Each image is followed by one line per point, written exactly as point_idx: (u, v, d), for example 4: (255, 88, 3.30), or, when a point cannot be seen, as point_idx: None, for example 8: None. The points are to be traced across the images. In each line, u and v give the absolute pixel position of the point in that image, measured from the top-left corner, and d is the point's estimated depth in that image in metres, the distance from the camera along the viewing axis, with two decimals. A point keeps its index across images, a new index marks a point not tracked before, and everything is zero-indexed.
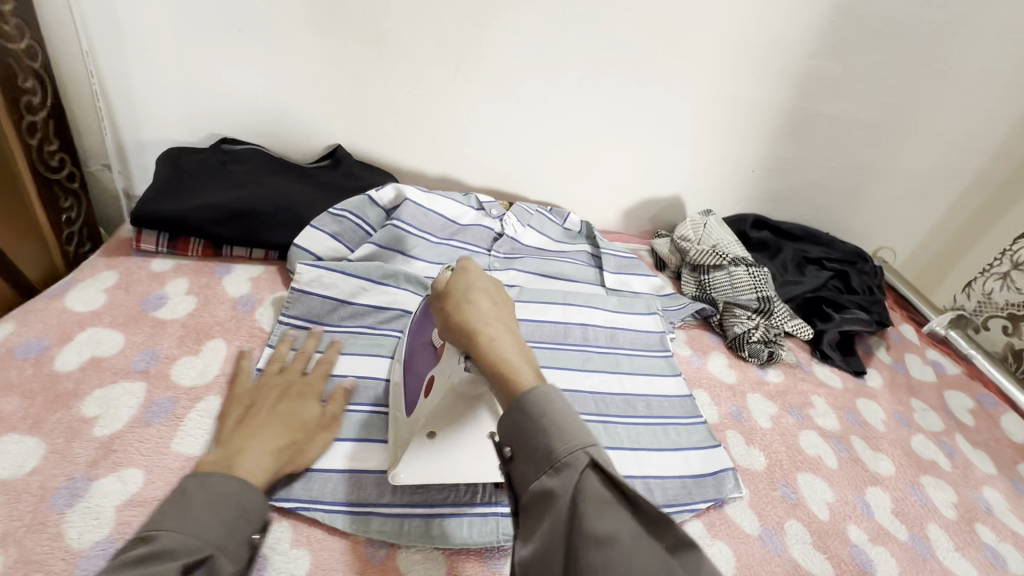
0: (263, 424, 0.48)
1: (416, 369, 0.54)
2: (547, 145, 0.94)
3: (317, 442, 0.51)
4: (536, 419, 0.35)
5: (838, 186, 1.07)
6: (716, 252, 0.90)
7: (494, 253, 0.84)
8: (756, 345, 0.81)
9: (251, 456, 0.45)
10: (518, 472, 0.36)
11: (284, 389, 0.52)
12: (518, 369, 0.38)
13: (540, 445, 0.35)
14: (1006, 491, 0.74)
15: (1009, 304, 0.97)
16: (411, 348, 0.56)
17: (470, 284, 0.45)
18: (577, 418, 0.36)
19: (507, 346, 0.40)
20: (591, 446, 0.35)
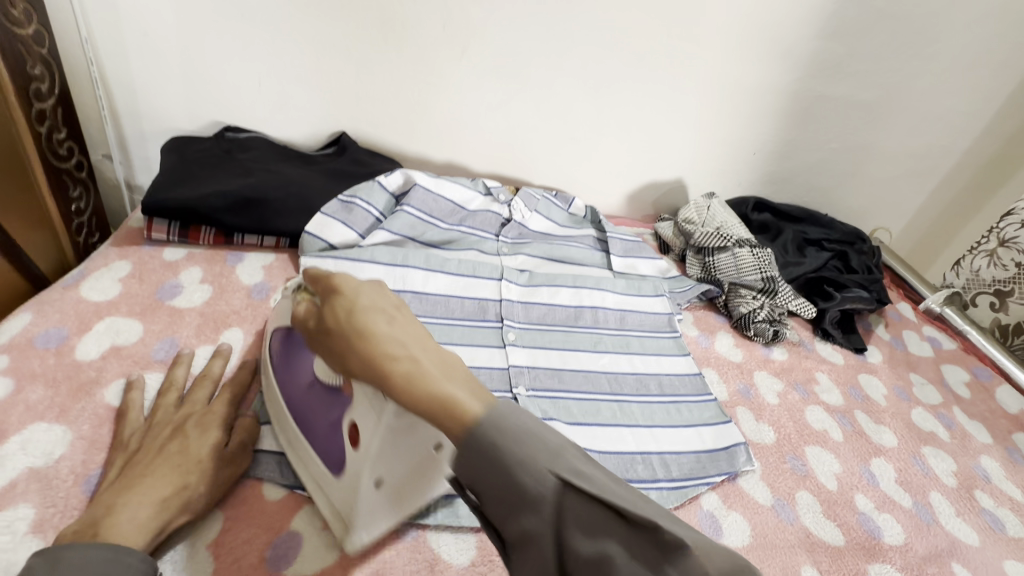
0: (147, 472, 0.43)
1: (315, 417, 0.48)
2: (553, 129, 0.94)
3: (216, 482, 0.45)
4: (498, 455, 0.33)
5: (839, 167, 1.08)
6: (720, 234, 0.91)
7: (502, 238, 0.85)
8: (762, 324, 0.83)
9: (125, 513, 0.40)
10: (492, 512, 0.34)
11: (178, 425, 0.47)
12: (454, 399, 0.34)
13: (506, 484, 0.32)
14: (1003, 459, 0.77)
15: (996, 280, 0.99)
16: (292, 399, 0.50)
17: (352, 308, 0.38)
18: (538, 428, 0.34)
19: (428, 370, 0.35)
20: (557, 465, 0.33)
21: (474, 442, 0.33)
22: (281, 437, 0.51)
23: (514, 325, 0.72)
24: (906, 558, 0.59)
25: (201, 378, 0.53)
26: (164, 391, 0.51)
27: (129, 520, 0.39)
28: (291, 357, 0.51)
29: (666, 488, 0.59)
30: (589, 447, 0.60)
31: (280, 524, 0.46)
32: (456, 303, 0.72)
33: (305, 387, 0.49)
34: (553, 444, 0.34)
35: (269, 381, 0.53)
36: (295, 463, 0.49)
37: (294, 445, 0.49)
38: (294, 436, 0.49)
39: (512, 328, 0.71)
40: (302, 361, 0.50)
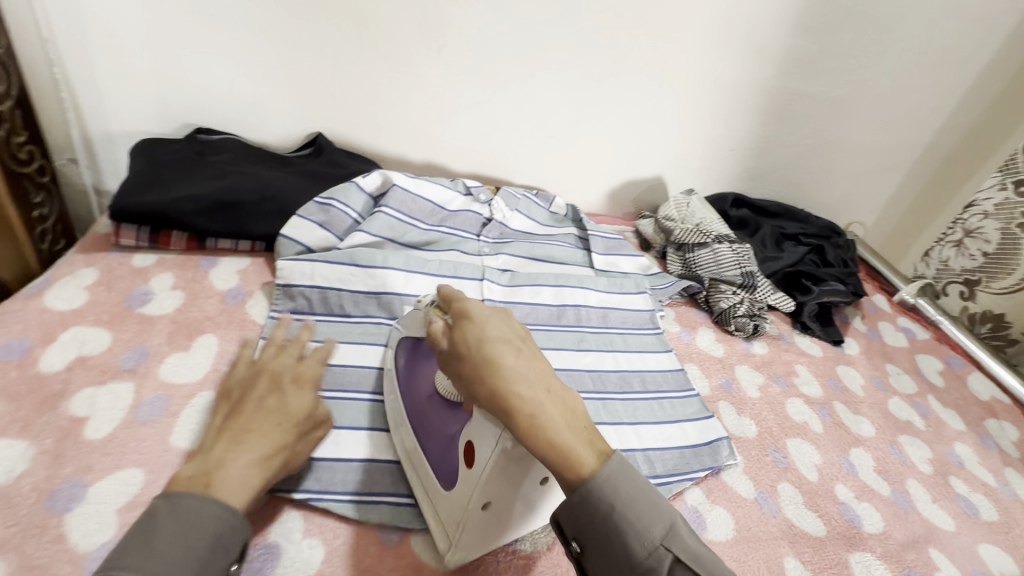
0: (250, 425, 0.44)
1: (432, 428, 0.51)
2: (532, 128, 0.93)
3: (306, 437, 0.47)
4: (615, 517, 0.36)
5: (814, 163, 1.10)
6: (700, 231, 0.92)
7: (483, 238, 0.84)
8: (742, 319, 0.84)
9: (235, 465, 0.40)
10: (597, 565, 0.38)
11: (274, 381, 0.48)
12: (575, 451, 0.38)
13: (617, 546, 0.36)
14: (976, 446, 0.79)
15: (965, 270, 1.02)
16: (412, 409, 0.53)
17: (487, 342, 0.41)
18: (654, 499, 0.37)
19: (554, 414, 0.39)
20: (670, 539, 0.36)
21: (594, 503, 0.37)
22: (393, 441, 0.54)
23: None
24: (885, 546, 0.60)
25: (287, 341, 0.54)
26: (257, 350, 0.53)
27: (241, 471, 0.40)
28: (412, 367, 0.55)
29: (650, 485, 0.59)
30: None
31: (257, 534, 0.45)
32: None
33: (426, 398, 0.53)
34: (667, 518, 0.37)
35: (387, 387, 0.57)
36: (405, 471, 0.52)
37: (406, 452, 0.52)
38: (406, 443, 0.52)
39: None
40: (424, 372, 0.54)
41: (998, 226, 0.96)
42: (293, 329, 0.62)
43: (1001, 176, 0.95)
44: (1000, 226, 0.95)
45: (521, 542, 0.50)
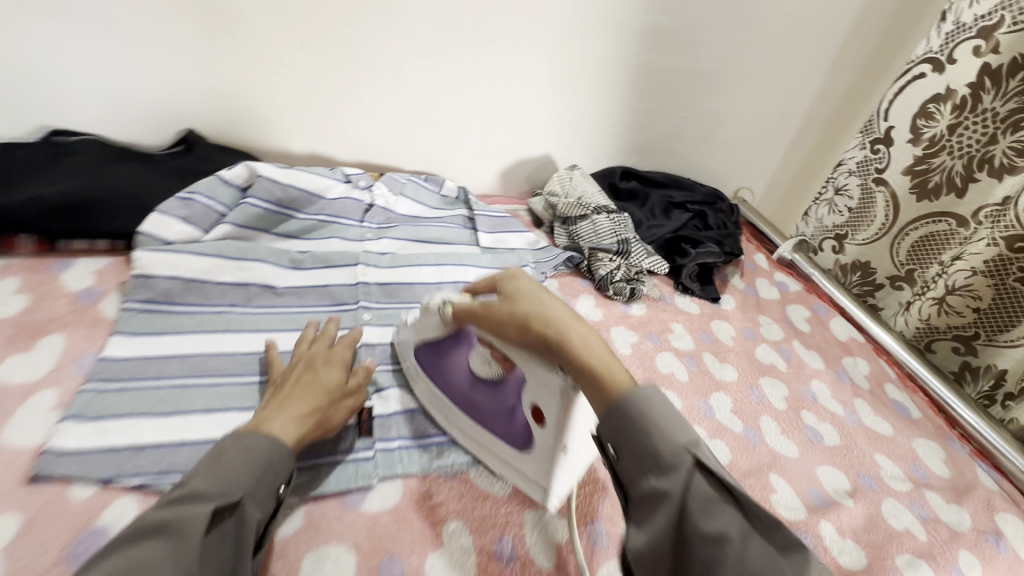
0: (291, 394, 0.50)
1: (488, 405, 0.55)
2: (413, 114, 0.95)
3: (340, 406, 0.53)
4: (645, 424, 0.42)
5: (694, 134, 1.16)
6: (580, 203, 0.96)
7: (367, 224, 0.86)
8: (619, 284, 0.89)
9: (278, 420, 0.47)
10: (628, 470, 0.43)
11: (312, 360, 0.55)
12: (613, 369, 0.44)
13: (645, 447, 0.41)
14: (831, 381, 0.86)
15: (835, 226, 1.08)
16: (458, 396, 0.57)
17: (530, 290, 0.49)
18: (684, 421, 0.42)
19: (593, 341, 0.45)
20: (695, 450, 0.40)
21: (630, 409, 0.42)
22: (458, 435, 0.58)
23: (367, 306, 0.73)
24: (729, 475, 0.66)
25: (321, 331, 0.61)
26: (300, 342, 0.59)
27: (283, 424, 0.47)
28: (439, 362, 0.59)
29: None
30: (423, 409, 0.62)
31: (83, 520, 0.45)
32: (310, 293, 0.72)
33: (465, 380, 0.56)
34: (692, 435, 0.42)
35: (428, 391, 0.61)
36: (487, 455, 0.57)
37: (477, 436, 0.57)
38: (476, 431, 0.57)
39: (368, 309, 0.73)
40: (452, 359, 0.58)
41: (858, 182, 1.01)
42: (151, 322, 0.61)
43: (863, 136, 0.99)
44: (860, 183, 1.01)
45: None
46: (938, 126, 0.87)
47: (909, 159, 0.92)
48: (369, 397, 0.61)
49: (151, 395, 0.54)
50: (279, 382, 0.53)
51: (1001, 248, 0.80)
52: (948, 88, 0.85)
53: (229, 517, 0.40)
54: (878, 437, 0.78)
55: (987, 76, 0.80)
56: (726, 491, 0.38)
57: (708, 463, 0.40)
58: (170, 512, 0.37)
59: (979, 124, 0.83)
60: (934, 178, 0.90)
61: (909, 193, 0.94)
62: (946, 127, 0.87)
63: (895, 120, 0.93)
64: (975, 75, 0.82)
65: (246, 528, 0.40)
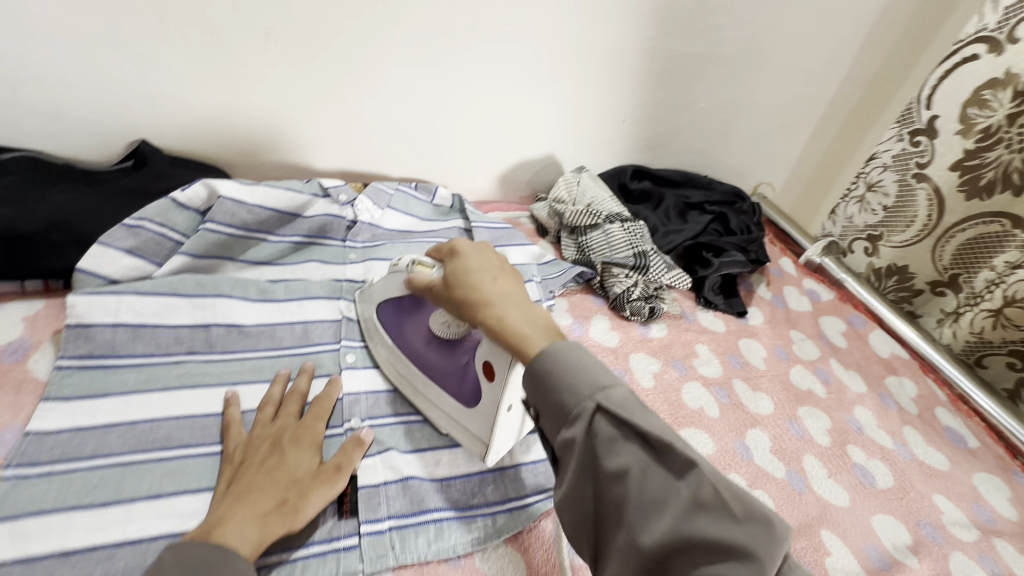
0: (252, 485, 0.44)
1: (442, 365, 0.57)
2: (399, 115, 0.84)
3: (315, 496, 0.45)
4: (553, 377, 0.41)
5: (711, 127, 1.05)
6: (590, 211, 0.85)
7: (351, 243, 0.76)
8: (637, 303, 0.79)
9: (233, 522, 0.41)
10: (547, 426, 0.42)
11: (277, 440, 0.49)
12: (529, 339, 0.45)
13: (555, 400, 0.40)
14: (876, 408, 0.77)
15: (868, 226, 0.98)
16: (412, 354, 0.58)
17: (469, 267, 0.50)
18: (595, 364, 0.41)
19: (513, 317, 0.46)
20: (598, 394, 0.39)
21: (541, 368, 0.42)
22: (405, 391, 0.60)
23: (351, 347, 0.63)
24: None
25: (290, 394, 0.54)
26: (264, 405, 0.53)
27: (239, 528, 0.40)
28: (399, 321, 0.60)
29: (515, 508, 0.52)
30: (419, 473, 0.53)
31: None
32: (284, 331, 0.62)
33: (424, 340, 0.58)
34: (601, 381, 0.41)
35: (382, 348, 0.62)
36: (427, 410, 0.58)
37: (427, 392, 0.58)
38: (421, 385, 0.58)
39: (352, 350, 0.63)
40: (416, 321, 0.59)
41: (894, 178, 0.91)
42: (90, 383, 0.51)
43: (898, 128, 0.89)
44: (896, 178, 0.91)
45: None
46: (994, 115, 0.76)
47: (958, 153, 0.82)
48: None
49: (84, 481, 0.45)
50: (236, 468, 0.46)
51: None
52: (1007, 72, 0.74)
53: None
54: (935, 472, 0.69)
55: None
56: (627, 427, 0.38)
57: (610, 406, 0.39)
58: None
59: None
60: (986, 175, 0.79)
61: (958, 190, 0.83)
62: (1004, 117, 0.76)
63: (938, 108, 0.83)
64: None
65: None
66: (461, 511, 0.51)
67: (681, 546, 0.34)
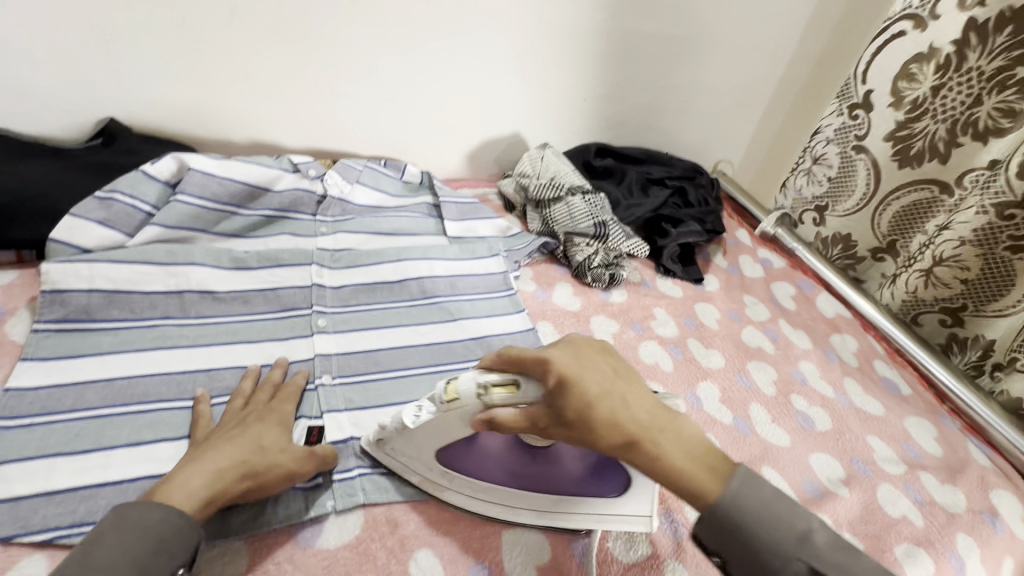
0: (215, 445, 0.45)
1: (553, 469, 0.51)
2: (364, 93, 0.87)
3: (277, 459, 0.46)
4: (755, 541, 0.40)
5: (670, 105, 1.10)
6: (553, 185, 0.90)
7: (321, 217, 0.79)
8: (598, 270, 0.84)
9: (190, 474, 0.42)
10: (740, 574, 0.41)
11: (245, 416, 0.50)
12: (701, 479, 0.41)
13: (754, 558, 0.40)
14: (820, 361, 0.83)
15: (815, 198, 1.02)
16: (512, 478, 0.51)
17: (588, 397, 0.41)
18: (786, 509, 0.40)
19: (677, 450, 0.41)
20: (806, 551, 0.39)
21: (723, 515, 0.40)
22: (522, 516, 0.51)
23: (323, 311, 0.66)
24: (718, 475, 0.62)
25: (263, 384, 0.55)
26: (234, 399, 0.53)
27: (189, 483, 0.42)
28: (467, 458, 0.52)
29: None
30: None
31: None
32: (257, 297, 0.65)
33: (510, 454, 0.52)
34: (800, 529, 0.40)
35: (463, 493, 0.51)
36: (565, 523, 0.50)
37: (550, 510, 0.50)
38: (544, 504, 0.50)
39: (323, 314, 0.66)
40: (485, 448, 0.52)
41: (836, 151, 0.96)
42: (67, 345, 0.54)
43: (839, 102, 0.94)
44: (838, 150, 0.96)
45: (322, 536, 0.48)
46: (921, 88, 0.82)
47: (891, 125, 0.87)
48: (320, 415, 0.56)
49: (65, 431, 0.47)
50: (201, 442, 0.48)
51: (991, 215, 0.76)
52: (931, 47, 0.80)
53: None
54: (870, 417, 0.76)
55: (973, 32, 0.75)
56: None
57: (821, 566, 0.38)
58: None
59: (963, 84, 0.79)
60: (917, 144, 0.85)
61: (892, 160, 0.89)
62: (929, 89, 0.82)
63: (872, 82, 0.88)
64: (961, 31, 0.76)
65: None
66: None
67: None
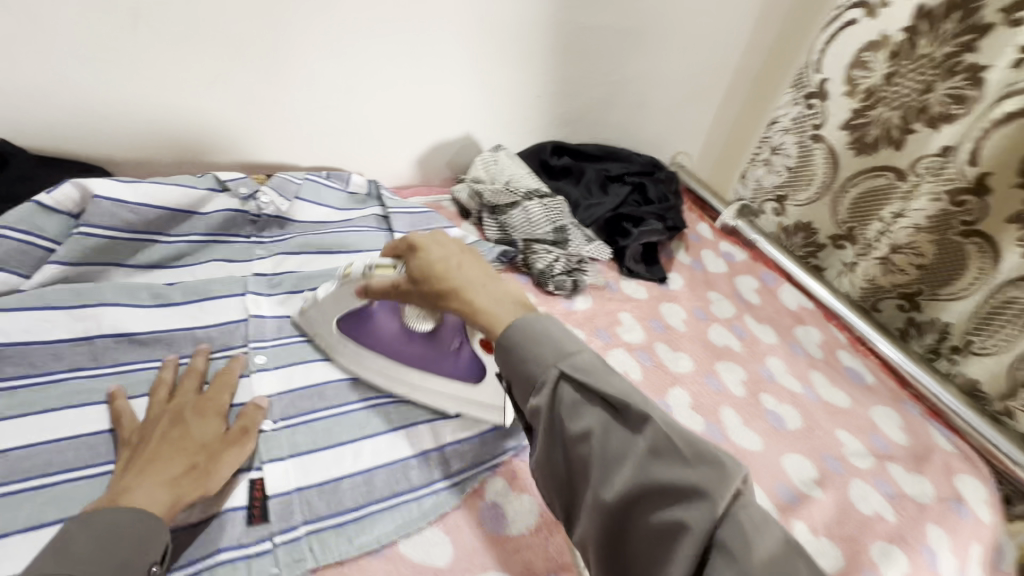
0: (155, 455, 0.44)
1: (430, 351, 0.59)
2: (295, 99, 0.80)
3: (225, 460, 0.47)
4: (522, 347, 0.41)
5: (625, 99, 1.07)
6: (508, 190, 0.86)
7: (259, 239, 0.73)
8: (560, 277, 0.80)
9: (137, 490, 0.41)
10: (517, 394, 0.42)
11: (177, 413, 0.48)
12: (498, 315, 0.45)
13: (521, 371, 0.41)
14: (786, 356, 0.82)
15: (776, 187, 1.02)
16: (392, 352, 0.59)
17: (430, 258, 0.49)
18: (562, 333, 0.42)
19: (488, 300, 0.46)
20: (563, 361, 0.40)
21: (506, 344, 0.42)
22: (399, 390, 0.59)
23: (264, 346, 0.60)
24: None
25: (186, 372, 0.53)
26: (156, 388, 0.51)
27: (148, 493, 0.41)
28: (365, 330, 0.60)
29: (443, 488, 0.53)
30: (340, 472, 0.51)
31: None
32: (184, 338, 0.58)
33: (398, 334, 0.60)
34: (566, 349, 0.41)
35: (357, 362, 0.60)
36: (433, 395, 0.59)
37: (420, 385, 0.59)
38: (417, 376, 0.59)
39: (262, 350, 0.60)
40: (380, 327, 0.60)
41: (794, 140, 0.96)
42: None
43: (794, 92, 0.94)
44: (795, 140, 0.96)
45: None
46: (874, 76, 0.82)
47: (846, 113, 0.87)
48: (259, 466, 0.49)
49: None
50: (136, 446, 0.46)
51: (945, 203, 0.77)
52: (881, 35, 0.80)
53: None
54: (837, 410, 0.75)
55: (922, 19, 0.75)
56: (592, 393, 0.38)
57: (573, 372, 0.39)
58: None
59: (916, 71, 0.77)
60: (872, 132, 0.84)
61: (848, 147, 0.88)
62: (882, 77, 0.81)
63: (828, 72, 0.88)
64: (910, 18, 0.76)
65: None
66: (387, 500, 0.51)
67: (639, 497, 0.35)
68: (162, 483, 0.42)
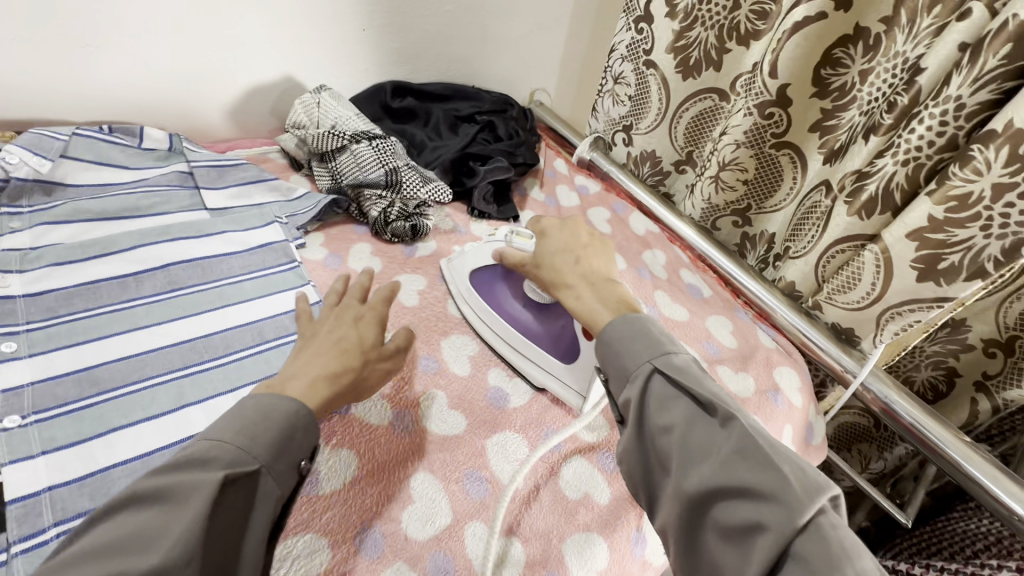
0: (315, 351, 0.48)
1: (539, 325, 0.66)
2: (37, 37, 0.66)
3: (374, 370, 0.51)
4: (619, 341, 0.48)
5: (465, 30, 1.01)
6: (333, 133, 0.78)
7: (14, 208, 0.60)
8: (396, 224, 0.76)
9: (301, 379, 0.46)
10: (613, 386, 0.48)
11: (345, 316, 0.52)
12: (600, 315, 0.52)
13: (619, 363, 0.47)
14: (632, 279, 0.85)
15: (622, 117, 1.00)
16: (507, 317, 0.66)
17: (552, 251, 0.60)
18: (662, 333, 0.48)
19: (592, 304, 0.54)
20: (658, 358, 0.46)
21: (605, 337, 0.49)
22: (499, 348, 0.66)
23: (14, 330, 0.52)
24: (484, 427, 0.58)
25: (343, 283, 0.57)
26: (330, 293, 0.56)
27: (302, 387, 0.45)
28: (495, 287, 0.68)
29: None
30: (97, 468, 0.46)
31: None
32: None
33: (521, 303, 0.67)
34: (660, 348, 0.46)
35: (474, 313, 0.68)
36: (525, 365, 0.64)
37: (521, 351, 0.65)
38: (518, 343, 0.65)
39: (10, 336, 0.51)
40: (511, 289, 0.68)
41: (631, 68, 0.94)
42: None
43: (626, 17, 0.91)
44: (632, 68, 0.94)
45: None
46: None
47: (669, 36, 0.86)
48: None
49: None
50: (308, 337, 0.51)
51: (756, 116, 0.78)
52: None
53: (245, 486, 0.38)
54: (676, 324, 0.79)
55: None
56: (683, 390, 0.43)
57: (665, 368, 0.45)
58: (178, 477, 0.35)
59: None
60: (693, 54, 0.86)
61: (676, 72, 0.89)
62: None
63: None
64: None
65: (259, 501, 0.39)
66: None
67: (715, 495, 0.38)
68: (323, 379, 0.46)
